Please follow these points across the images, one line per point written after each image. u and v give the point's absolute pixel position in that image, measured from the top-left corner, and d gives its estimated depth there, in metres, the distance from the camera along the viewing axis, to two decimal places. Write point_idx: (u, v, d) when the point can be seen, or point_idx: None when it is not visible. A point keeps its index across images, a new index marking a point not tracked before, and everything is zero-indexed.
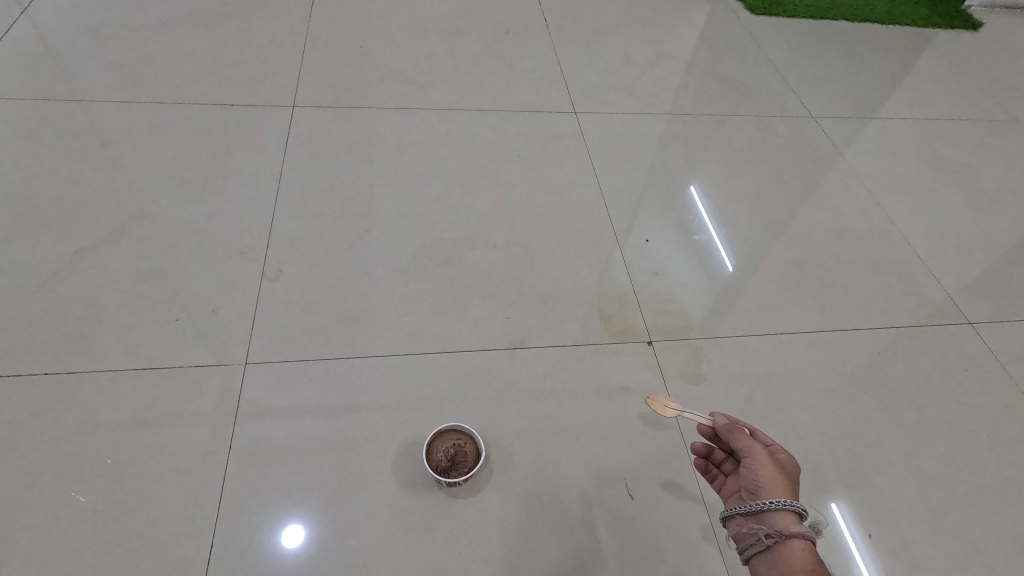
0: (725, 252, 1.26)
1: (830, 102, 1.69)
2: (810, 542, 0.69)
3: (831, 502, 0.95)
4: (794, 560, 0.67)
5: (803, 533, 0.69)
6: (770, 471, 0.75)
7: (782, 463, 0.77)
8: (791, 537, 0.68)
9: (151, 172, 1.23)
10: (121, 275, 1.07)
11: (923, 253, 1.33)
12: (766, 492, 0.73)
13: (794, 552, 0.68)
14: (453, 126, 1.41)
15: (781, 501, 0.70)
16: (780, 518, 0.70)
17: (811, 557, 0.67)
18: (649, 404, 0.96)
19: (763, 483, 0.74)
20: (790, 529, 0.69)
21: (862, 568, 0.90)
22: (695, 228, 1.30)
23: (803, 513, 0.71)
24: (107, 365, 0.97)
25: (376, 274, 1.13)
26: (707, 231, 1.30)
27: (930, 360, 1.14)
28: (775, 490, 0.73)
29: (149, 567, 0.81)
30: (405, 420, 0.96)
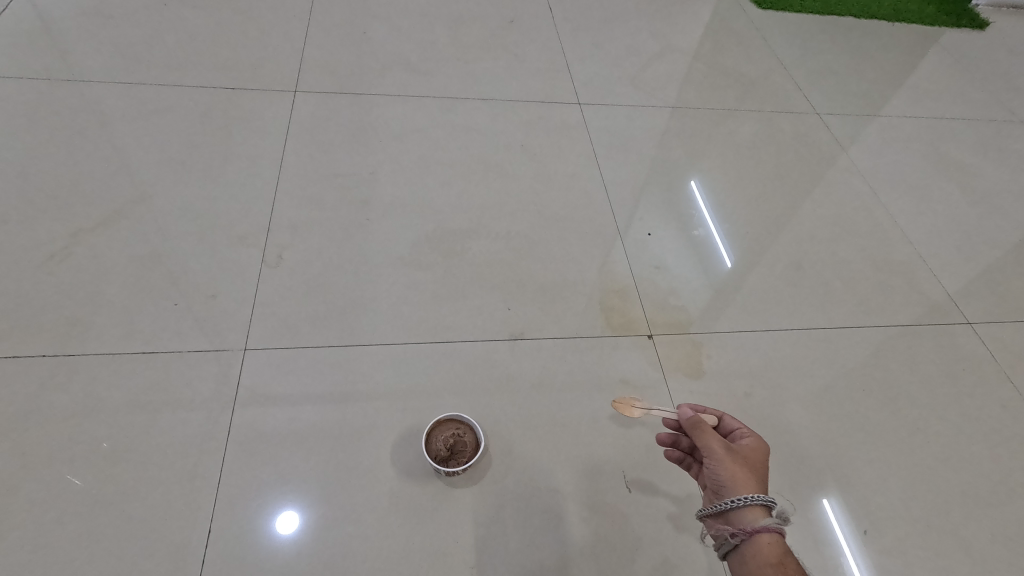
0: (725, 247, 1.26)
1: (834, 98, 1.68)
2: (778, 534, 0.69)
3: (822, 498, 0.96)
4: (761, 557, 0.67)
5: (768, 526, 0.68)
6: (730, 465, 0.74)
7: (744, 450, 0.76)
8: (757, 534, 0.68)
9: (151, 155, 1.22)
10: (120, 258, 1.07)
11: (925, 252, 1.33)
12: (728, 490, 0.73)
13: (761, 549, 0.68)
14: (456, 114, 1.40)
15: (743, 499, 0.70)
16: (745, 514, 0.70)
17: (778, 550, 0.67)
18: (615, 407, 0.90)
19: (725, 481, 0.73)
20: (754, 525, 0.69)
21: (851, 564, 0.91)
22: (695, 222, 1.29)
23: (769, 504, 0.70)
24: (105, 348, 0.97)
25: (377, 262, 1.12)
26: (707, 226, 1.29)
27: (928, 359, 1.15)
28: (737, 486, 0.72)
29: (146, 552, 0.81)
30: (404, 409, 0.96)
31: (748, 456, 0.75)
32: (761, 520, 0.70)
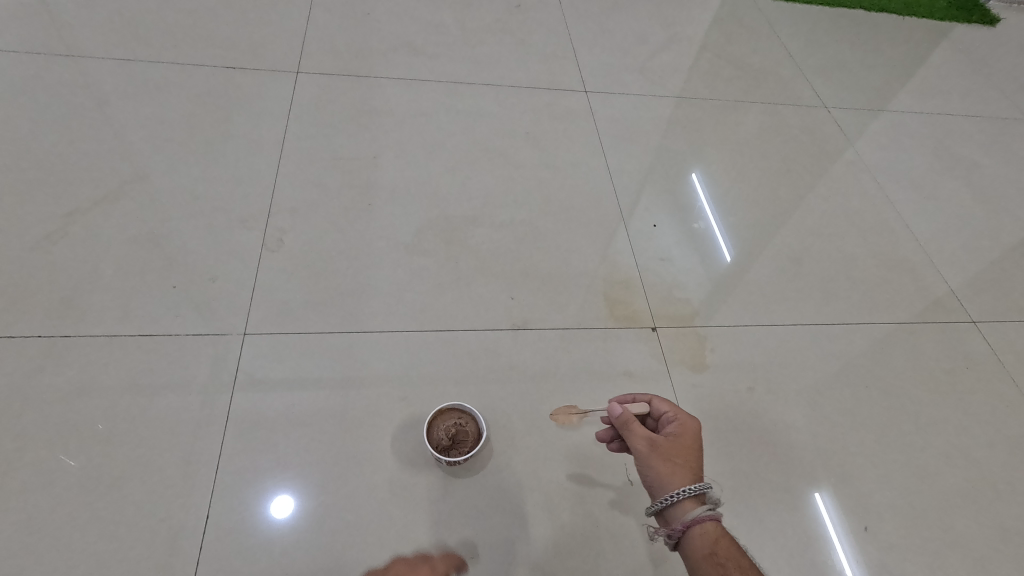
0: (725, 240, 1.25)
1: (843, 92, 1.66)
2: (710, 523, 0.69)
3: (815, 492, 0.96)
4: (698, 550, 0.68)
5: (699, 518, 0.69)
6: (657, 461, 0.74)
7: (671, 439, 0.76)
8: (690, 529, 0.69)
9: (149, 134, 1.19)
10: (116, 239, 1.05)
11: (931, 249, 1.32)
12: (660, 488, 0.73)
13: (697, 542, 0.68)
14: (460, 100, 1.37)
15: (671, 497, 0.70)
16: (678, 510, 0.70)
17: (713, 540, 0.68)
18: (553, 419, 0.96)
19: (654, 479, 0.73)
20: (686, 520, 0.69)
21: (843, 563, 0.90)
22: (695, 214, 1.28)
23: (698, 494, 0.70)
24: (101, 330, 0.95)
25: (379, 248, 1.11)
26: (707, 218, 1.28)
27: (932, 357, 1.14)
28: (665, 482, 0.72)
29: (141, 536, 0.80)
30: (406, 397, 0.95)
31: (675, 446, 0.75)
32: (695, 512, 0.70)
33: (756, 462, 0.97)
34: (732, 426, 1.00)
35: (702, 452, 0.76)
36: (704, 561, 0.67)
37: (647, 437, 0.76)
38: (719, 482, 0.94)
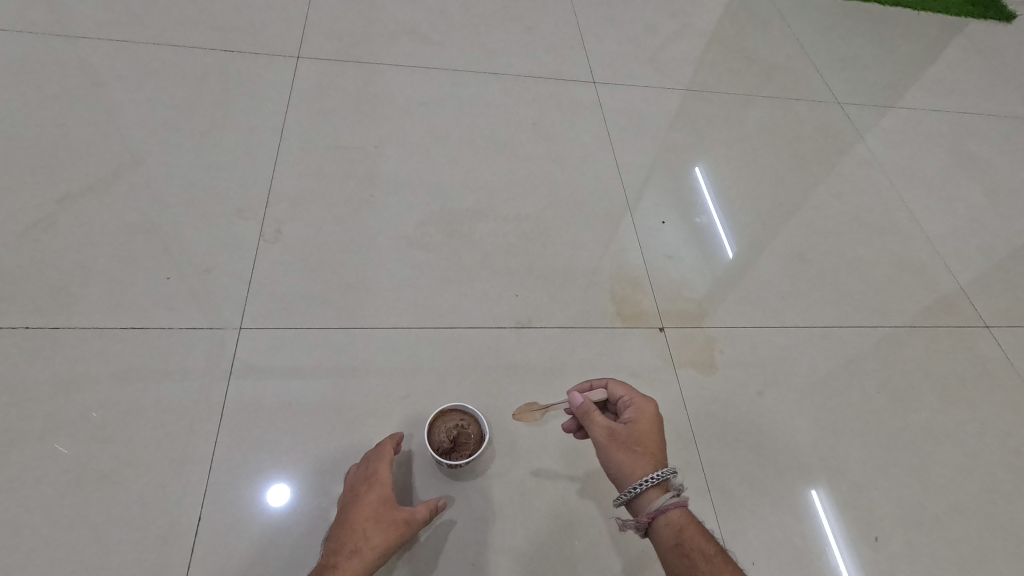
0: (725, 236, 1.22)
1: (857, 88, 1.62)
2: (675, 510, 0.71)
3: (810, 490, 0.94)
4: (664, 539, 0.70)
5: (664, 507, 0.71)
6: (621, 453, 0.75)
7: (633, 428, 0.77)
8: (656, 518, 0.70)
9: (145, 119, 1.16)
10: (109, 227, 1.01)
11: (944, 251, 1.29)
12: (625, 479, 0.74)
13: (664, 532, 0.70)
14: (466, 88, 1.34)
15: (635, 489, 0.71)
16: (644, 500, 0.72)
17: (678, 529, 0.70)
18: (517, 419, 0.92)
19: (619, 471, 0.74)
20: (652, 509, 0.71)
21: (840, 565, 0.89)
22: (696, 210, 1.24)
23: (661, 483, 0.72)
24: (92, 322, 0.92)
25: (380, 241, 1.08)
26: (708, 214, 1.24)
27: (945, 362, 1.12)
28: (629, 472, 0.74)
29: (133, 536, 0.78)
30: (406, 396, 0.93)
31: (637, 435, 0.76)
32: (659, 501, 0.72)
33: (763, 467, 0.95)
34: (739, 431, 0.97)
35: (663, 439, 0.78)
36: (671, 551, 0.69)
37: (609, 429, 0.77)
38: (726, 488, 0.92)
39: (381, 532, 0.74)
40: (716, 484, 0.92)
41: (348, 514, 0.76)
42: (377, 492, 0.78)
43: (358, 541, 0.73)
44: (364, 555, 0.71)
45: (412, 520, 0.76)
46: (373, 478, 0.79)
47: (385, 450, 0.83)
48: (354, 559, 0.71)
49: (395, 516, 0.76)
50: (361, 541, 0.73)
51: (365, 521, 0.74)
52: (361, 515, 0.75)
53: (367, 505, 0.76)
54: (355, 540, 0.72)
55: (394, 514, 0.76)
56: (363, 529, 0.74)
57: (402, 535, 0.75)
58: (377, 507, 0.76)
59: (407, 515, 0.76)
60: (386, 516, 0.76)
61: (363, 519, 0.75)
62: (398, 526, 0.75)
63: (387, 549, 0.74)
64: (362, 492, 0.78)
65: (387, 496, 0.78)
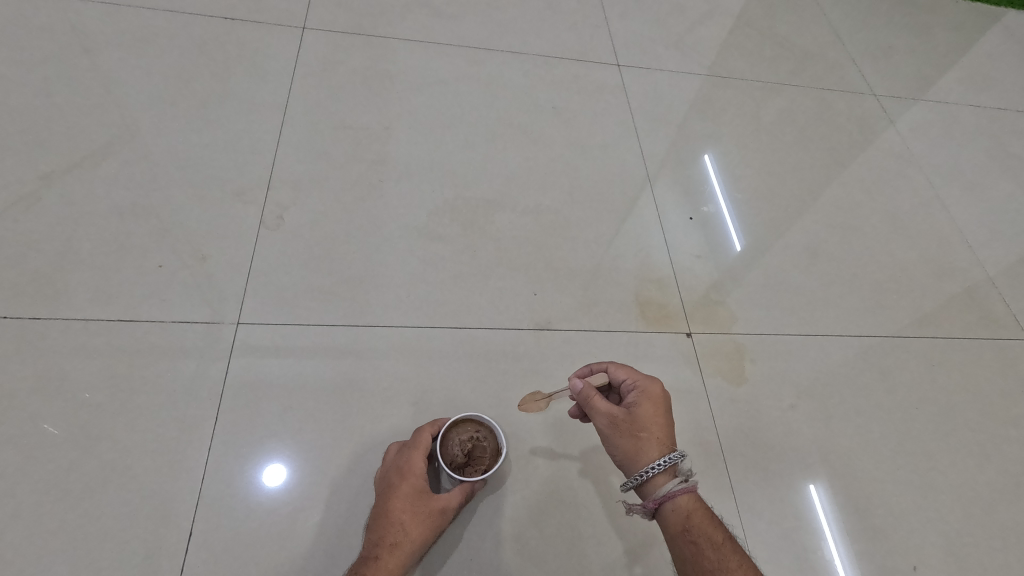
0: (732, 228, 1.15)
1: (894, 78, 1.53)
2: (684, 495, 0.66)
3: (809, 483, 0.91)
4: (671, 526, 0.66)
5: (671, 494, 0.66)
6: (625, 437, 0.70)
7: (636, 411, 0.71)
8: (663, 503, 0.66)
9: (138, 91, 1.07)
10: (99, 209, 0.94)
11: (984, 258, 1.22)
12: (630, 465, 0.69)
13: (671, 518, 0.66)
14: (483, 67, 1.25)
15: (640, 474, 0.67)
16: (651, 485, 0.67)
17: (686, 516, 0.66)
18: (520, 410, 0.89)
19: (623, 457, 0.70)
20: (659, 496, 0.66)
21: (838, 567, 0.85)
22: (704, 198, 1.18)
23: (669, 467, 0.67)
24: (79, 312, 0.85)
25: (391, 232, 1.01)
26: (715, 202, 1.18)
27: (984, 377, 1.06)
28: (635, 458, 0.69)
29: (121, 549, 0.73)
30: (416, 402, 0.87)
31: (642, 417, 0.70)
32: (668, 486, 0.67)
33: (793, 488, 0.90)
34: (768, 448, 0.93)
35: (670, 419, 0.72)
36: (678, 539, 0.65)
37: (611, 414, 0.71)
38: (753, 508, 0.88)
39: (419, 525, 0.70)
40: (745, 504, 0.88)
41: (384, 503, 0.72)
42: (413, 482, 0.72)
43: (396, 534, 0.69)
44: (405, 549, 0.68)
45: (448, 509, 0.72)
46: (407, 467, 0.73)
47: (422, 437, 0.75)
48: (394, 553, 0.67)
49: (432, 507, 0.71)
50: (401, 534, 0.69)
51: (403, 513, 0.70)
52: (399, 506, 0.71)
53: (404, 496, 0.71)
54: (394, 533, 0.69)
55: (431, 505, 0.71)
56: (401, 521, 0.69)
57: (438, 524, 0.72)
58: (413, 498, 0.71)
59: (443, 504, 0.72)
60: (423, 508, 0.71)
61: (400, 511, 0.70)
62: (435, 516, 0.71)
63: (426, 539, 0.71)
64: (397, 481, 0.73)
65: (423, 485, 0.73)
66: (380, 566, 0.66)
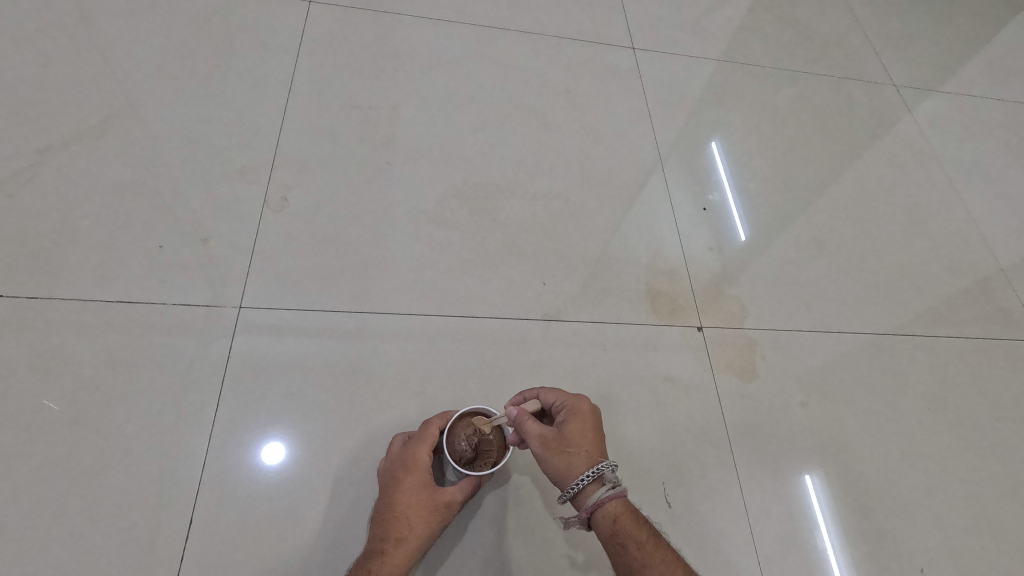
0: (739, 218, 1.12)
1: (917, 66, 1.48)
2: (613, 503, 0.65)
3: (804, 473, 0.90)
4: (602, 532, 0.65)
5: (601, 501, 0.64)
6: (551, 453, 0.67)
7: (564, 428, 0.68)
8: (593, 513, 0.64)
9: (138, 64, 1.04)
10: (98, 186, 0.91)
11: (1002, 256, 1.20)
12: (562, 480, 0.67)
13: (603, 525, 0.64)
14: (495, 48, 1.21)
15: (570, 487, 0.65)
16: (581, 496, 0.66)
17: (615, 520, 0.64)
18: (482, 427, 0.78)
19: (555, 473, 0.67)
20: (589, 506, 0.64)
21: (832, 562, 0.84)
22: (710, 186, 1.15)
23: (596, 478, 0.65)
24: (77, 293, 0.83)
25: (398, 216, 0.98)
26: (722, 191, 1.15)
27: (997, 378, 1.04)
28: (565, 471, 0.66)
29: (118, 536, 0.71)
30: (421, 392, 0.85)
31: (570, 431, 0.68)
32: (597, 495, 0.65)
33: (801, 488, 0.89)
34: (777, 446, 0.91)
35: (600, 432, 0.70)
36: (610, 543, 0.64)
37: (540, 433, 0.68)
38: (761, 506, 0.87)
39: (424, 519, 0.69)
40: (752, 503, 0.86)
41: (388, 497, 0.70)
42: (419, 475, 0.71)
43: (402, 528, 0.68)
44: (410, 543, 0.68)
45: (453, 503, 0.71)
46: (412, 460, 0.72)
47: (430, 430, 0.74)
48: (400, 548, 0.67)
49: (438, 500, 0.70)
50: (406, 529, 0.68)
51: (408, 507, 0.69)
52: (404, 500, 0.69)
53: (410, 489, 0.70)
54: (399, 527, 0.68)
55: (437, 498, 0.70)
56: (407, 515, 0.69)
57: (444, 518, 0.71)
58: (420, 492, 0.70)
59: (449, 498, 0.71)
60: (429, 502, 0.70)
61: (406, 506, 0.69)
62: (441, 510, 0.70)
63: (431, 533, 0.70)
64: (401, 474, 0.72)
65: (429, 479, 0.72)
66: (386, 561, 0.66)
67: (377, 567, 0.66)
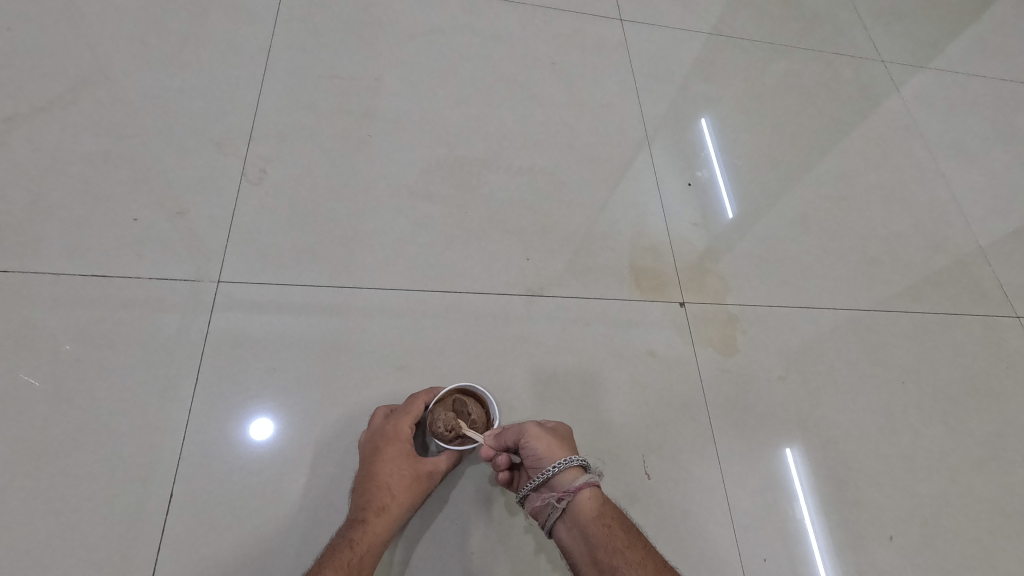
0: (725, 195, 1.12)
1: (905, 40, 1.47)
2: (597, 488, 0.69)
3: (785, 447, 0.92)
4: (586, 513, 0.67)
5: (588, 481, 0.68)
6: (539, 435, 0.71)
7: (551, 428, 0.75)
8: (579, 491, 0.67)
9: (109, 29, 1.00)
10: (68, 156, 0.89)
11: (981, 233, 1.21)
12: (547, 461, 0.69)
13: (584, 507, 0.67)
14: (479, 16, 1.18)
15: (564, 460, 0.68)
16: (566, 476, 0.68)
17: (599, 502, 0.68)
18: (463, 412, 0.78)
19: (542, 454, 0.70)
20: (577, 483, 0.67)
21: (808, 531, 0.87)
22: (697, 162, 1.15)
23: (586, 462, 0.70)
24: (49, 266, 0.82)
25: (380, 189, 0.97)
26: (710, 167, 1.15)
27: (969, 353, 1.07)
28: (552, 452, 0.70)
29: (98, 510, 0.71)
30: (404, 366, 0.85)
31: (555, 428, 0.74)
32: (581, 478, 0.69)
33: (777, 460, 0.91)
34: (756, 419, 0.93)
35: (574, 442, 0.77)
36: (592, 524, 0.66)
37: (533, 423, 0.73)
38: (737, 477, 0.89)
39: (406, 488, 0.71)
40: (730, 475, 0.88)
41: (369, 469, 0.72)
42: (400, 446, 0.73)
43: (383, 497, 0.70)
44: (392, 512, 0.70)
45: (435, 473, 0.73)
46: (393, 432, 0.74)
47: (415, 404, 0.75)
48: (382, 517, 0.68)
49: (420, 470, 0.72)
50: (387, 497, 0.70)
51: (390, 477, 0.71)
52: (386, 470, 0.71)
53: (391, 460, 0.72)
54: (381, 497, 0.70)
55: (418, 468, 0.72)
56: (389, 485, 0.70)
57: (426, 488, 0.73)
58: (402, 461, 0.72)
59: (431, 468, 0.73)
60: (412, 472, 0.72)
61: (387, 475, 0.71)
62: (423, 480, 0.72)
63: (414, 502, 0.72)
64: (382, 445, 0.73)
65: (411, 449, 0.73)
66: (368, 529, 0.68)
67: (358, 535, 0.67)
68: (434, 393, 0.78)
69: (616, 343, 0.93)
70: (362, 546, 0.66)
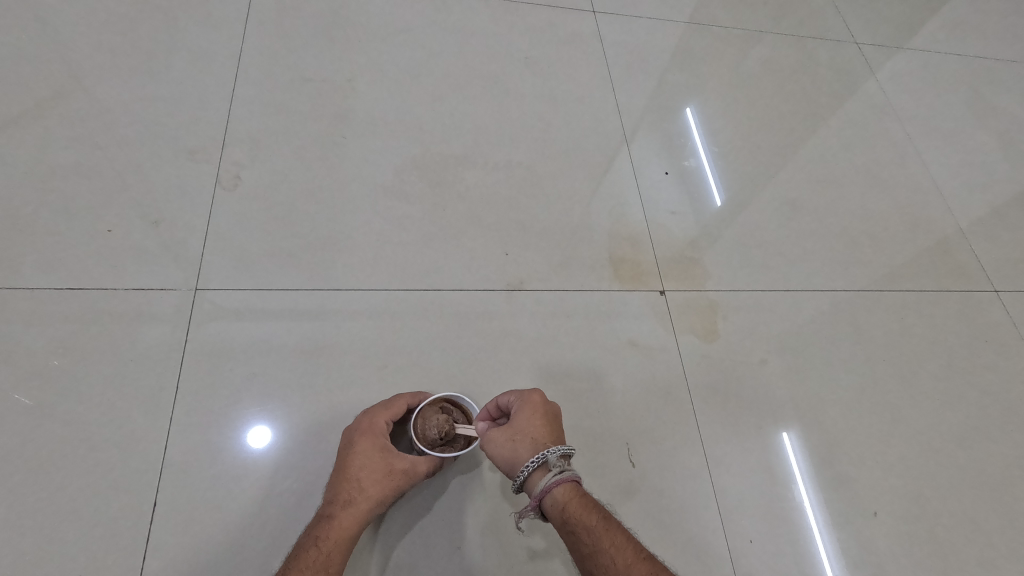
0: (705, 183, 1.13)
1: (878, 21, 1.48)
2: (559, 490, 0.66)
3: (779, 431, 0.93)
4: (554, 518, 0.66)
5: (548, 487, 0.66)
6: (503, 443, 0.70)
7: (519, 422, 0.71)
8: (541, 498, 0.66)
9: (76, 40, 0.99)
10: (39, 170, 0.88)
11: (958, 211, 1.22)
12: (513, 470, 0.69)
13: (552, 511, 0.66)
14: (451, 14, 1.18)
15: (522, 470, 0.67)
16: (530, 482, 0.68)
17: (564, 506, 0.65)
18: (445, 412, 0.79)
19: (508, 463, 0.69)
20: (538, 492, 0.66)
21: (801, 515, 0.88)
22: (675, 151, 1.15)
23: (547, 462, 0.66)
24: (24, 282, 0.81)
25: (355, 191, 0.96)
26: (692, 157, 1.15)
27: (949, 330, 1.08)
28: (514, 460, 0.69)
29: (81, 522, 0.71)
30: (385, 365, 0.85)
31: (527, 420, 0.71)
32: (543, 481, 0.67)
33: (760, 442, 0.92)
34: (739, 404, 0.94)
35: (553, 420, 0.72)
36: (561, 529, 0.66)
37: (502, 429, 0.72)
38: (723, 462, 0.89)
39: (377, 483, 0.71)
40: (714, 460, 0.89)
41: (342, 460, 0.72)
42: (373, 439, 0.73)
43: (352, 491, 0.70)
44: (359, 507, 0.69)
45: (411, 471, 0.73)
46: (368, 426, 0.74)
47: (397, 403, 0.76)
48: (348, 511, 0.68)
49: (393, 466, 0.72)
50: (356, 491, 0.69)
51: (361, 471, 0.70)
52: (357, 463, 0.71)
53: (363, 453, 0.72)
54: (349, 491, 0.69)
55: (392, 463, 0.72)
56: (358, 479, 0.70)
57: (399, 485, 0.72)
58: (374, 455, 0.72)
59: (406, 465, 0.72)
60: (384, 467, 0.71)
61: (358, 469, 0.71)
62: (396, 477, 0.72)
63: (384, 498, 0.71)
64: (356, 438, 0.73)
65: (385, 443, 0.73)
66: (334, 524, 0.67)
67: (325, 532, 0.67)
68: (418, 399, 0.79)
69: (598, 335, 0.94)
70: (329, 543, 0.66)
